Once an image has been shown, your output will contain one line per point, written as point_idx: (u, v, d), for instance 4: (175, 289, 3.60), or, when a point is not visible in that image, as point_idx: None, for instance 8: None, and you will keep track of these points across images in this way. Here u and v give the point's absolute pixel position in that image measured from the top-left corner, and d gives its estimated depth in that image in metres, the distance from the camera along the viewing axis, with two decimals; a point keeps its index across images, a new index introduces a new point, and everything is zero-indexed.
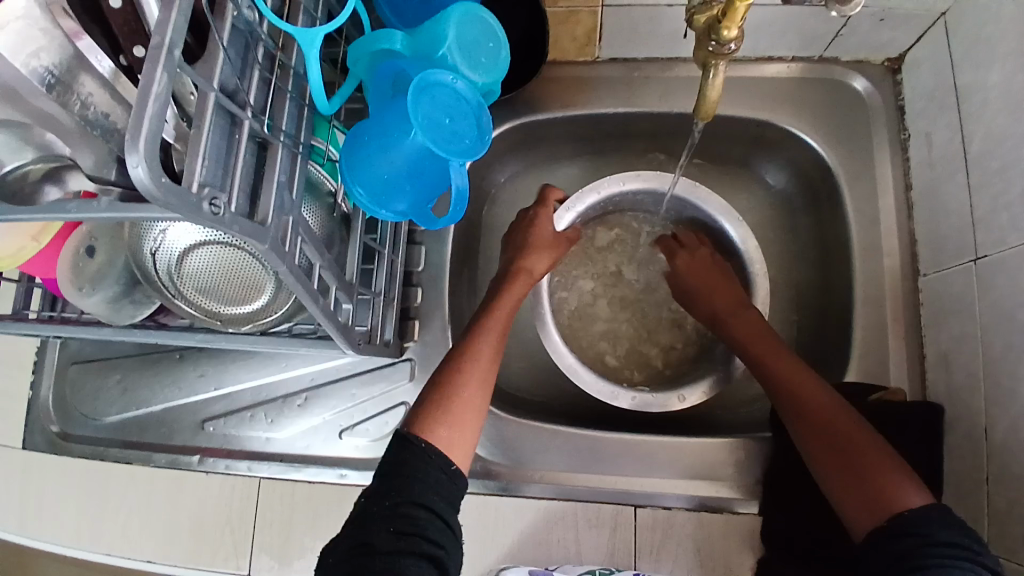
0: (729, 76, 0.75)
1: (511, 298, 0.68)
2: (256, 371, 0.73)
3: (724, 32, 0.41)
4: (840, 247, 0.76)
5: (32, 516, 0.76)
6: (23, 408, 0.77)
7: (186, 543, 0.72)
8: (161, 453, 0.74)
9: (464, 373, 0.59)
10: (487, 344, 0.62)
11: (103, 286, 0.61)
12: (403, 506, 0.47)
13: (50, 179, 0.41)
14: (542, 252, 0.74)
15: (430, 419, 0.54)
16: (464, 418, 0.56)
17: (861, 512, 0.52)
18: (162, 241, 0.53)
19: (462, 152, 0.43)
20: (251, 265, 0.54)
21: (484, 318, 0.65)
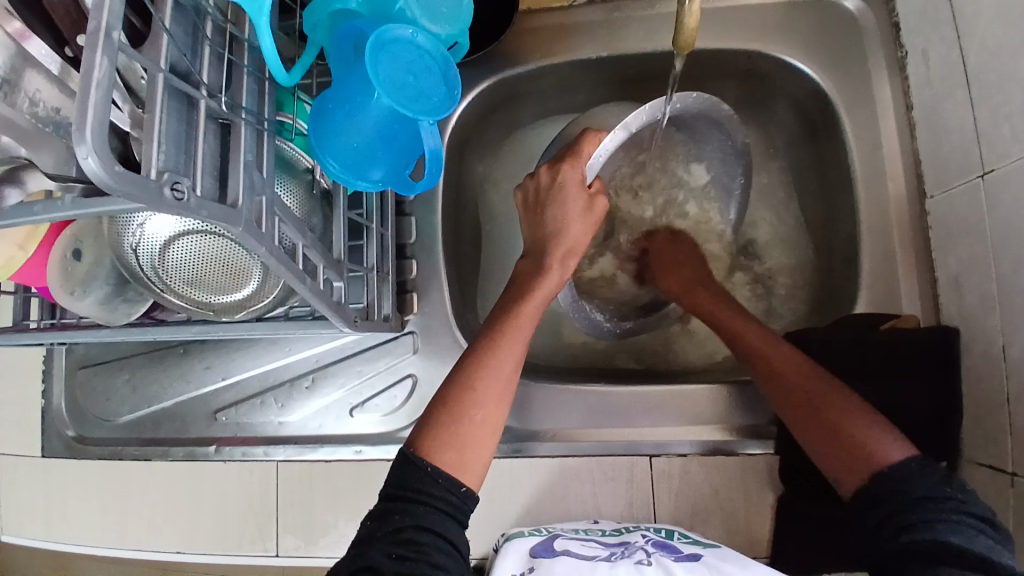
0: (714, 9, 0.72)
1: (535, 298, 0.61)
2: (262, 357, 0.73)
3: None
4: (842, 177, 0.73)
5: (61, 519, 0.78)
6: (40, 415, 0.79)
7: (212, 532, 0.73)
8: (178, 446, 0.74)
9: (481, 391, 0.54)
10: (508, 356, 0.56)
11: (95, 287, 0.60)
12: (407, 535, 0.47)
13: (10, 182, 0.39)
14: (576, 225, 0.65)
15: (441, 442, 0.52)
16: (479, 439, 0.53)
17: (844, 474, 0.53)
18: (142, 236, 0.52)
19: (432, 110, 0.41)
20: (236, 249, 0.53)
21: (509, 318, 0.59)
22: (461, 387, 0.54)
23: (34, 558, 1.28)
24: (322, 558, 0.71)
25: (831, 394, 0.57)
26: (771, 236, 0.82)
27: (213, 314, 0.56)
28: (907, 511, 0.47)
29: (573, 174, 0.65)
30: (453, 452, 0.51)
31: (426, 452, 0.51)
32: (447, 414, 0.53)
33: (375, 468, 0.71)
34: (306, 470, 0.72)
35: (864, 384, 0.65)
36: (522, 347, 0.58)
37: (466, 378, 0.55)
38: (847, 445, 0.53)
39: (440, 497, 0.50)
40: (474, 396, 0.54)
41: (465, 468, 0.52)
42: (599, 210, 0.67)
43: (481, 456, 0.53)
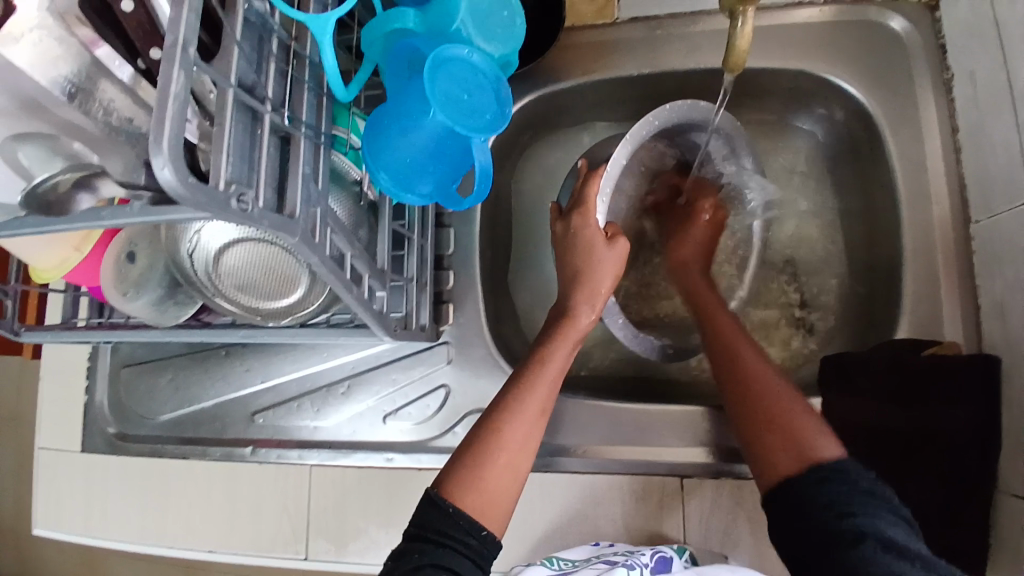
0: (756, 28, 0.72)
1: (570, 335, 0.63)
2: (299, 361, 0.74)
3: None
4: (885, 197, 0.72)
5: (100, 513, 0.80)
6: (83, 412, 0.81)
7: (245, 532, 0.75)
8: (217, 446, 0.75)
9: (506, 435, 0.55)
10: (536, 404, 0.57)
11: (148, 289, 0.63)
12: (425, 574, 0.47)
13: (82, 187, 0.40)
14: (602, 271, 0.66)
15: (464, 483, 0.53)
16: (500, 486, 0.53)
17: (764, 460, 0.54)
18: (197, 242, 0.54)
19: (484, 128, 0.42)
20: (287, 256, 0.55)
21: (539, 364, 0.60)
22: (486, 430, 0.56)
23: (67, 552, 1.31)
24: (353, 563, 0.71)
25: (777, 387, 0.58)
26: (809, 256, 0.81)
27: (259, 319, 0.58)
28: (845, 500, 0.48)
29: (586, 224, 0.67)
30: (476, 495, 0.52)
31: (450, 493, 0.52)
32: (472, 457, 0.54)
33: (407, 475, 0.72)
34: (339, 475, 0.73)
35: (905, 410, 0.64)
36: (552, 393, 0.59)
37: (493, 421, 0.56)
38: (792, 430, 0.54)
39: (460, 539, 0.50)
40: (499, 438, 0.55)
41: (485, 511, 0.52)
42: (622, 251, 0.67)
43: (501, 499, 0.53)
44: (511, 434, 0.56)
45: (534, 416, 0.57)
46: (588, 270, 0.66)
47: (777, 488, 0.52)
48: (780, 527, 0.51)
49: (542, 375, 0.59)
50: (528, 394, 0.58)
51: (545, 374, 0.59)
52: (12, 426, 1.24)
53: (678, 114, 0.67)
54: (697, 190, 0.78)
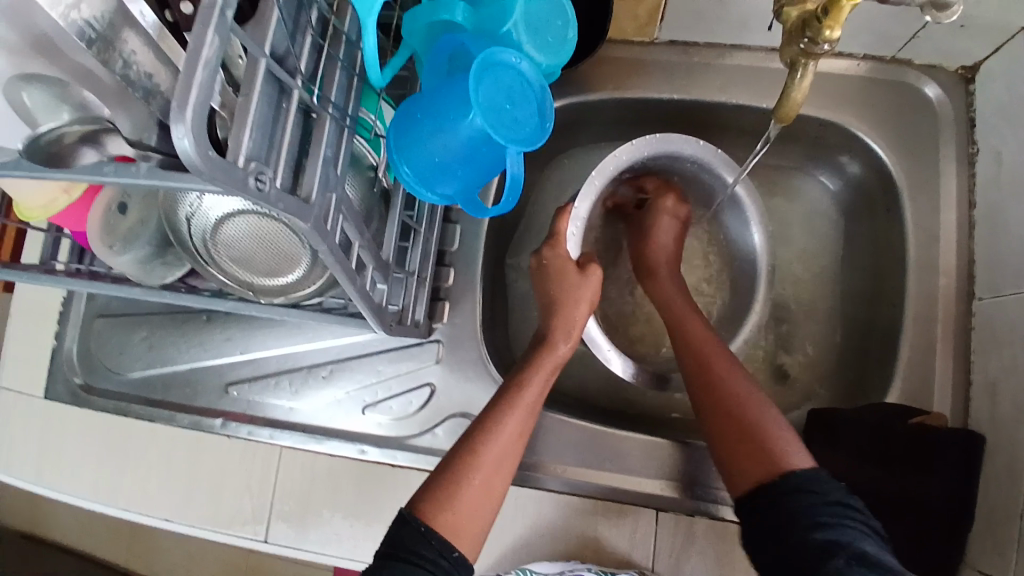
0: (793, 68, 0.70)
1: (552, 359, 0.62)
2: (283, 339, 0.72)
3: (823, 31, 0.39)
4: (893, 260, 0.72)
5: (53, 466, 0.76)
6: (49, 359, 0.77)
7: (203, 505, 0.72)
8: (184, 412, 0.73)
9: (483, 454, 0.54)
10: (514, 425, 0.56)
11: (135, 246, 0.60)
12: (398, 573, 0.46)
13: (88, 142, 0.38)
14: (578, 305, 0.66)
15: (439, 500, 0.51)
16: (475, 506, 0.52)
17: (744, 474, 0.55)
18: (198, 207, 0.51)
19: (523, 138, 0.41)
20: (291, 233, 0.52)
21: (521, 385, 0.59)
22: (465, 449, 0.55)
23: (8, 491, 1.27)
24: (311, 552, 0.69)
25: (748, 401, 0.58)
26: (807, 306, 0.80)
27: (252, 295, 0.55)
28: (819, 511, 0.49)
29: (556, 256, 0.68)
30: (450, 512, 0.51)
31: (422, 511, 0.51)
32: (446, 477, 0.53)
33: (377, 471, 0.70)
34: (309, 460, 0.71)
35: (884, 470, 0.63)
36: (530, 416, 0.58)
37: (471, 440, 0.55)
38: (765, 450, 0.54)
39: (429, 557, 0.48)
40: (475, 458, 0.54)
41: (458, 530, 0.51)
42: (595, 281, 0.67)
43: (474, 520, 0.52)
44: (488, 460, 0.54)
45: (512, 439, 0.56)
46: (564, 304, 0.66)
47: (755, 499, 0.53)
48: (755, 539, 0.52)
49: (523, 397, 0.58)
50: (506, 417, 0.57)
51: (525, 397, 0.58)
52: None
53: (650, 148, 0.68)
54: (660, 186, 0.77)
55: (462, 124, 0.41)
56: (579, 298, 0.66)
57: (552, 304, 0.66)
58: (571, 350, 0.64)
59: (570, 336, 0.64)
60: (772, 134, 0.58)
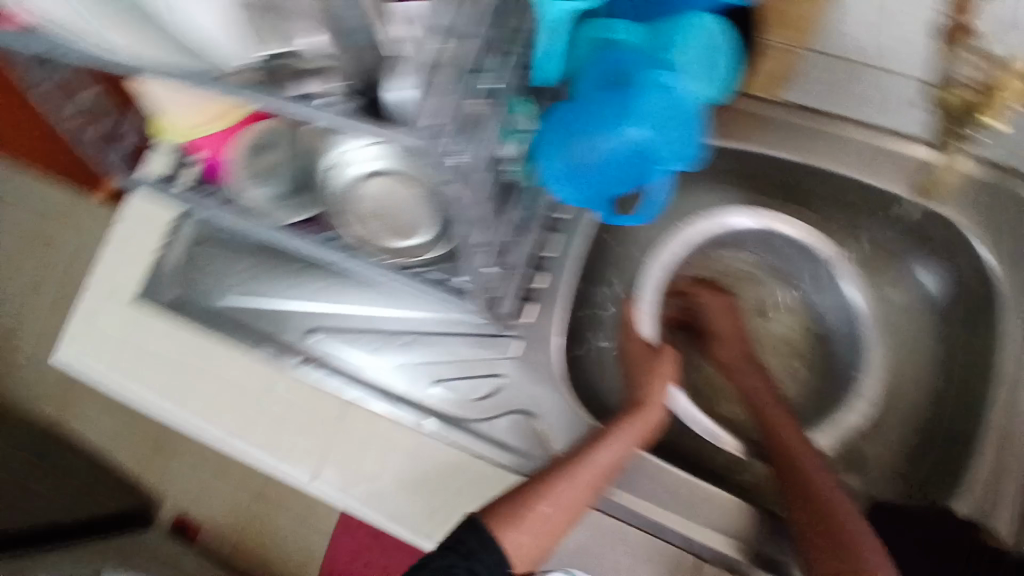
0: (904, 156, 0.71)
1: (633, 423, 0.66)
2: (374, 301, 0.76)
3: None
4: (984, 366, 0.71)
5: (114, 370, 0.76)
6: (143, 271, 0.79)
7: (261, 438, 0.74)
8: (265, 346, 0.76)
9: (554, 489, 0.60)
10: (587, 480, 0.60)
11: (268, 181, 0.62)
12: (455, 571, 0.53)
13: (309, 76, 0.43)
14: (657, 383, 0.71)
15: (509, 518, 0.58)
16: (537, 533, 0.58)
17: None
18: (347, 160, 0.60)
19: (675, 157, 0.53)
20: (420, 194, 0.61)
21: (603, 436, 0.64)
22: (538, 484, 0.60)
23: (42, 377, 1.42)
24: (355, 506, 0.71)
25: (841, 508, 0.59)
26: (880, 389, 0.80)
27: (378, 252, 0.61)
28: None
29: (627, 341, 0.77)
30: (514, 531, 0.57)
31: (492, 524, 0.57)
32: (519, 499, 0.59)
33: (433, 446, 0.72)
34: (371, 419, 0.73)
35: None
36: (603, 478, 0.61)
37: (547, 479, 0.60)
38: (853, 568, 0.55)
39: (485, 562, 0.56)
40: (547, 491, 0.60)
41: (520, 549, 0.57)
42: (668, 359, 0.74)
43: (534, 546, 0.58)
44: (557, 493, 0.60)
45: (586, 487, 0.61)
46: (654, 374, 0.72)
47: None
48: None
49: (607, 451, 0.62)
50: (586, 465, 0.61)
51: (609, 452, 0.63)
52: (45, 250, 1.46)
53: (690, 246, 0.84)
54: (691, 286, 0.82)
55: (625, 137, 0.51)
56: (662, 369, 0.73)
57: (642, 381, 0.71)
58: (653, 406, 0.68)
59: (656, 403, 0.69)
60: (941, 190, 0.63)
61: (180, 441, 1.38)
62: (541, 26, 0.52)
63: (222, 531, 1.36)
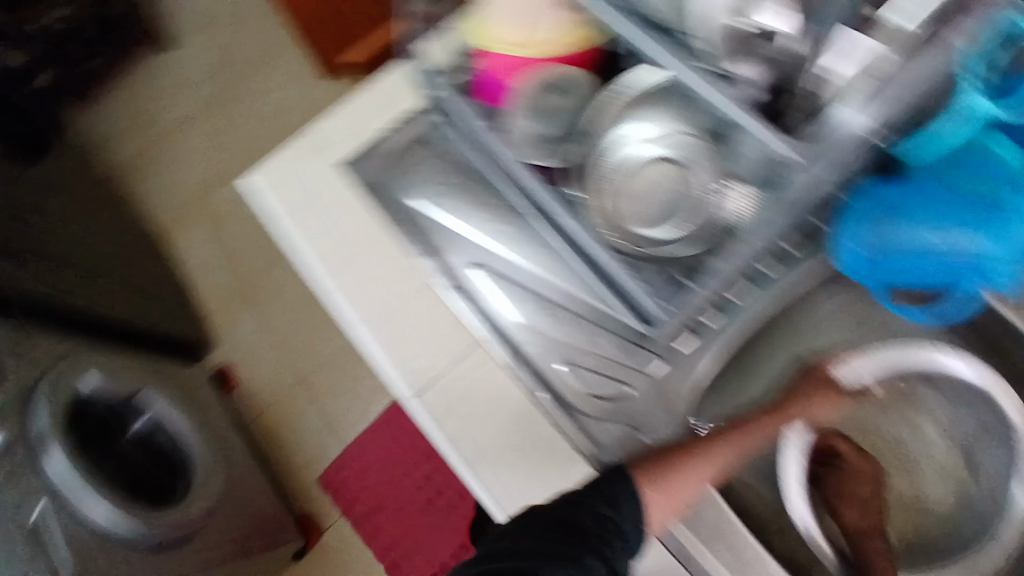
0: None
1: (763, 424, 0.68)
2: (543, 264, 0.74)
3: None
4: None
5: (298, 217, 0.81)
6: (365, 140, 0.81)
7: (389, 336, 0.77)
8: (432, 259, 0.77)
9: (678, 483, 0.59)
10: (727, 456, 0.62)
11: (549, 122, 0.63)
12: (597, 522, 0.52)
13: None
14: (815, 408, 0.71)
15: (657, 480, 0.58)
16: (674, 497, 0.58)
17: None
18: (636, 142, 0.61)
19: (1001, 274, 0.62)
20: (704, 186, 0.59)
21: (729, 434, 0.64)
22: (688, 445, 0.62)
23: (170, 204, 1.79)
24: (439, 438, 0.75)
25: None
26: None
27: (609, 234, 0.60)
28: None
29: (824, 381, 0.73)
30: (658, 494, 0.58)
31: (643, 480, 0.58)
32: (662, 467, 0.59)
33: (535, 420, 0.75)
34: (492, 368, 0.76)
35: None
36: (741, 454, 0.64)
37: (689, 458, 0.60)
38: None
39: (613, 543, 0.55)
40: (675, 482, 0.59)
41: (660, 507, 0.58)
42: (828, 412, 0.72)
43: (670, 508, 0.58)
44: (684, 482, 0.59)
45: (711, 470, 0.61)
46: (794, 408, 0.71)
47: None
48: None
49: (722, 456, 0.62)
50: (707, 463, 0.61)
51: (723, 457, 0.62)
52: (204, 123, 1.88)
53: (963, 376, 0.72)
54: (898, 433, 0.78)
55: (965, 237, 0.61)
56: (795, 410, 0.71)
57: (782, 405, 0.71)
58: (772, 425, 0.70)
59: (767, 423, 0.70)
60: None
61: (261, 295, 1.66)
62: (948, 113, 0.60)
63: (283, 396, 1.57)
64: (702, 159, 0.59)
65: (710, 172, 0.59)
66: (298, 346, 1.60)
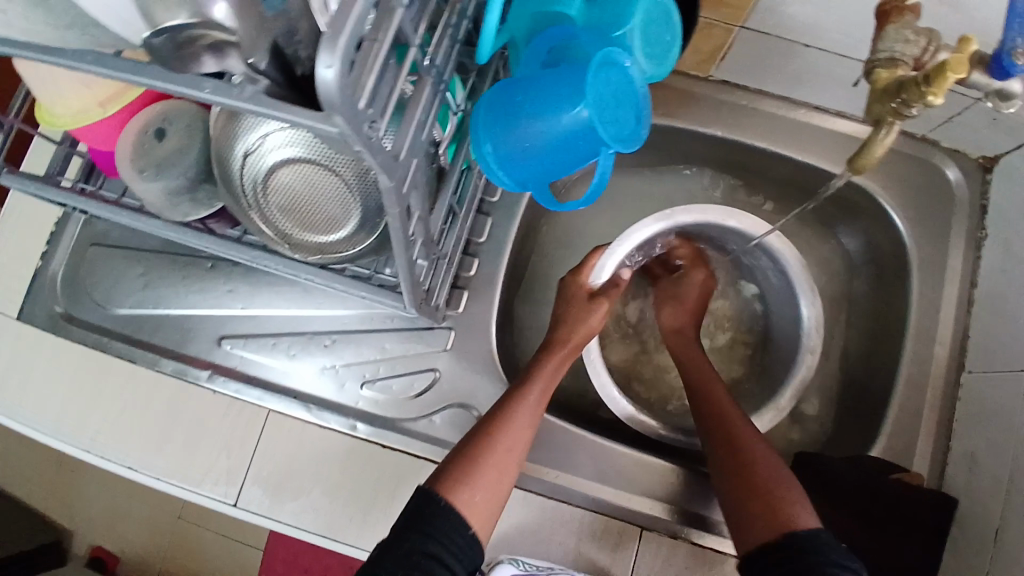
0: (805, 125, 0.73)
1: (548, 369, 0.64)
2: (290, 301, 0.70)
3: (927, 97, 0.41)
4: (894, 324, 0.74)
5: (12, 397, 0.70)
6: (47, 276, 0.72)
7: (173, 458, 0.68)
8: (173, 360, 0.70)
9: (479, 471, 0.54)
10: (523, 423, 0.58)
11: (169, 174, 0.56)
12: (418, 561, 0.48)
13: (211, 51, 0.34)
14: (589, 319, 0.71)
15: (460, 477, 0.54)
16: (488, 486, 0.54)
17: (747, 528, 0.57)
18: (259, 146, 0.49)
19: (629, 132, 0.43)
20: (349, 180, 0.50)
21: (520, 398, 0.60)
22: (479, 434, 0.57)
23: None
24: (284, 524, 0.66)
25: (760, 459, 0.61)
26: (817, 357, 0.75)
27: (286, 249, 0.54)
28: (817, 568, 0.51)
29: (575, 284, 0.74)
30: (468, 490, 0.53)
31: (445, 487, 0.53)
32: (461, 462, 0.55)
33: (368, 452, 0.68)
34: (296, 429, 0.68)
35: (859, 522, 0.65)
36: (537, 411, 0.60)
37: (482, 439, 0.56)
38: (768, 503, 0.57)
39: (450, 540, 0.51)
40: (477, 472, 0.54)
41: (475, 511, 0.53)
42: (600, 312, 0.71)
43: (489, 502, 0.54)
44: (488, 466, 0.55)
45: (512, 443, 0.57)
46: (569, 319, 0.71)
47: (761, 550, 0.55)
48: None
49: (518, 419, 0.58)
50: (504, 433, 0.57)
51: (520, 419, 0.58)
52: None
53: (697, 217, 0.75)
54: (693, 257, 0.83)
55: (568, 113, 0.42)
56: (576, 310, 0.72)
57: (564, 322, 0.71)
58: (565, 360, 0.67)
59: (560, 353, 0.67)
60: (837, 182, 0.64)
61: None
62: None
63: (140, 558, 1.27)
64: (336, 156, 0.49)
65: (351, 166, 0.49)
66: (120, 499, 1.27)
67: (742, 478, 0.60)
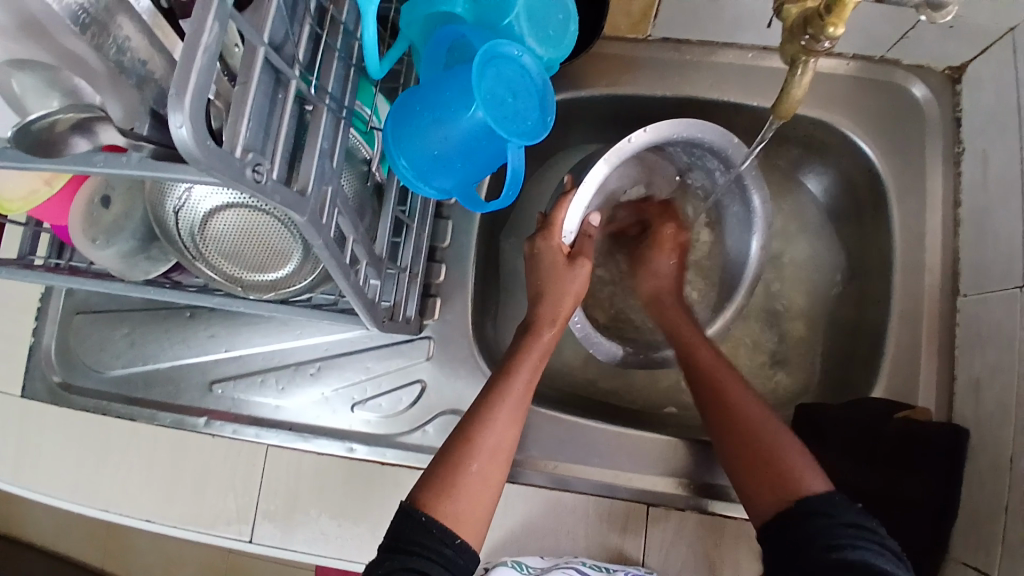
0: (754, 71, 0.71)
1: (535, 352, 0.63)
2: (269, 336, 0.72)
3: (828, 29, 0.40)
4: (880, 259, 0.72)
5: (30, 467, 0.73)
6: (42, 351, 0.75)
7: (185, 505, 0.70)
8: (168, 411, 0.72)
9: (462, 478, 0.54)
10: (506, 420, 0.58)
11: (119, 239, 0.58)
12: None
13: (80, 131, 0.35)
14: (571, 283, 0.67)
15: (439, 491, 0.53)
16: (475, 494, 0.54)
17: (763, 498, 0.54)
18: (188, 199, 0.50)
19: (528, 119, 0.43)
20: (283, 215, 0.51)
21: (500, 393, 0.59)
22: (459, 441, 0.56)
23: None
24: (298, 552, 0.68)
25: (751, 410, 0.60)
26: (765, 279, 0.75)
27: (239, 291, 0.55)
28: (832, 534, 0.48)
29: (548, 247, 0.69)
30: (449, 501, 0.52)
31: (423, 503, 0.52)
32: (444, 469, 0.54)
33: (367, 472, 0.69)
34: (294, 459, 0.70)
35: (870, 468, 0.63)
36: (522, 402, 0.60)
37: (467, 444, 0.55)
38: (778, 470, 0.54)
39: (432, 546, 0.50)
40: (461, 480, 0.54)
41: (459, 519, 0.52)
42: (583, 271, 0.68)
43: (476, 510, 0.53)
44: (472, 472, 0.54)
45: (495, 451, 0.56)
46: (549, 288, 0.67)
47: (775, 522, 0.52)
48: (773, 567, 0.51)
49: (502, 412, 0.58)
50: (489, 430, 0.56)
51: (504, 412, 0.58)
52: None
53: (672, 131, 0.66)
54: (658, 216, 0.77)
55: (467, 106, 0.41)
56: (568, 277, 0.68)
57: (546, 293, 0.67)
58: (556, 336, 0.66)
59: (554, 324, 0.66)
60: (771, 130, 0.58)
61: None
62: None
63: None
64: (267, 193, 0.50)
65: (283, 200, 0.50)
66: (175, 541, 1.32)
67: (743, 440, 0.58)
